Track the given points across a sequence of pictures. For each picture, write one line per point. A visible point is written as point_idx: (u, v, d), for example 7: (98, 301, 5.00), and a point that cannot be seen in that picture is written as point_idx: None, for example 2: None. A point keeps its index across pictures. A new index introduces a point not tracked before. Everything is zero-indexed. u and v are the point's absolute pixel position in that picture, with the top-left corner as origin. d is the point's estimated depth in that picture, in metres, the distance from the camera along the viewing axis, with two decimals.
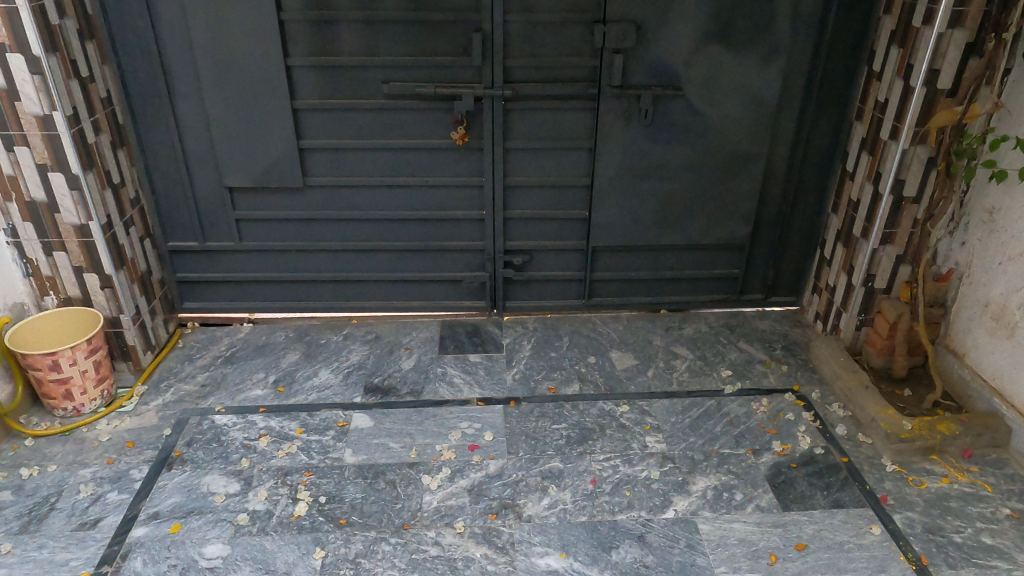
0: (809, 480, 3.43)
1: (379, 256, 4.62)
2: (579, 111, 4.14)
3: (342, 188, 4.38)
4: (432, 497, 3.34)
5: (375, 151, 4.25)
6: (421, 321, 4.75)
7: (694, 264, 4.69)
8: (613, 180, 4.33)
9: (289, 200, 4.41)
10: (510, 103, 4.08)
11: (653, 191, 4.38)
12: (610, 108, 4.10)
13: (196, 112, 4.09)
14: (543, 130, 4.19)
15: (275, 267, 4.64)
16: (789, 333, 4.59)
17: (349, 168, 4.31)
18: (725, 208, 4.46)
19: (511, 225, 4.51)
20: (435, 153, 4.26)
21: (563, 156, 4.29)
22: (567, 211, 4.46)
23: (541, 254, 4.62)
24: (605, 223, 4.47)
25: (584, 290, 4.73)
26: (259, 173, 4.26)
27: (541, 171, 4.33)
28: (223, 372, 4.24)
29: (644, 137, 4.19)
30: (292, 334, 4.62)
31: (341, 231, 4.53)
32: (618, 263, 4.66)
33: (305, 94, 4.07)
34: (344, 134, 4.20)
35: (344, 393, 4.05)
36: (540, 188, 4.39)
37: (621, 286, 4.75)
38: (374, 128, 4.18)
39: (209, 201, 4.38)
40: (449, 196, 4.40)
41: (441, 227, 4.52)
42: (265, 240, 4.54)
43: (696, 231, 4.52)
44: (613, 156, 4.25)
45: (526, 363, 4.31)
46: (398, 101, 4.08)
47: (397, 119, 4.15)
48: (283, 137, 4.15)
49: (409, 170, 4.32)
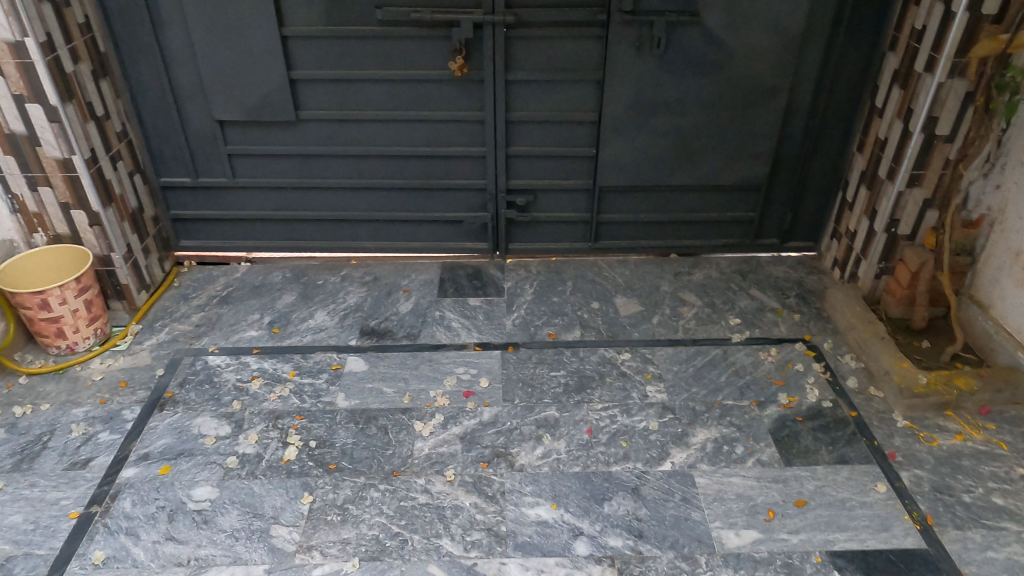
0: (815, 434, 3.30)
1: (377, 195, 4.44)
2: (587, 40, 3.84)
3: (336, 122, 4.17)
4: (423, 444, 3.27)
5: (369, 83, 4.02)
6: (421, 262, 4.61)
7: (707, 207, 4.46)
8: (622, 115, 4.06)
9: (281, 135, 4.22)
10: (512, 31, 3.79)
11: (664, 128, 4.11)
12: (620, 36, 3.79)
13: (181, 40, 3.88)
14: (548, 61, 3.91)
15: (271, 205, 4.50)
16: (804, 280, 4.38)
17: (342, 101, 4.09)
18: (742, 146, 4.19)
19: (514, 163, 4.30)
20: (433, 85, 4.02)
21: (569, 89, 4.02)
22: (573, 149, 4.22)
23: (545, 194, 4.41)
24: (613, 162, 4.23)
25: (590, 232, 4.54)
26: (250, 106, 4.07)
27: (546, 105, 4.07)
28: (218, 313, 4.17)
29: (656, 69, 3.90)
30: (289, 275, 4.51)
31: (337, 169, 4.35)
32: (626, 205, 4.44)
33: (295, 21, 3.82)
34: (337, 64, 3.96)
35: (340, 335, 3.97)
36: (544, 124, 4.14)
37: (629, 228, 4.54)
38: (368, 58, 3.93)
39: (200, 136, 4.21)
40: (448, 132, 4.18)
41: (441, 165, 4.31)
42: (259, 177, 4.38)
43: (710, 171, 4.27)
44: (623, 89, 3.97)
45: (527, 307, 4.17)
46: (393, 29, 3.82)
47: (393, 48, 3.89)
48: (273, 68, 3.93)
49: (406, 103, 4.09)
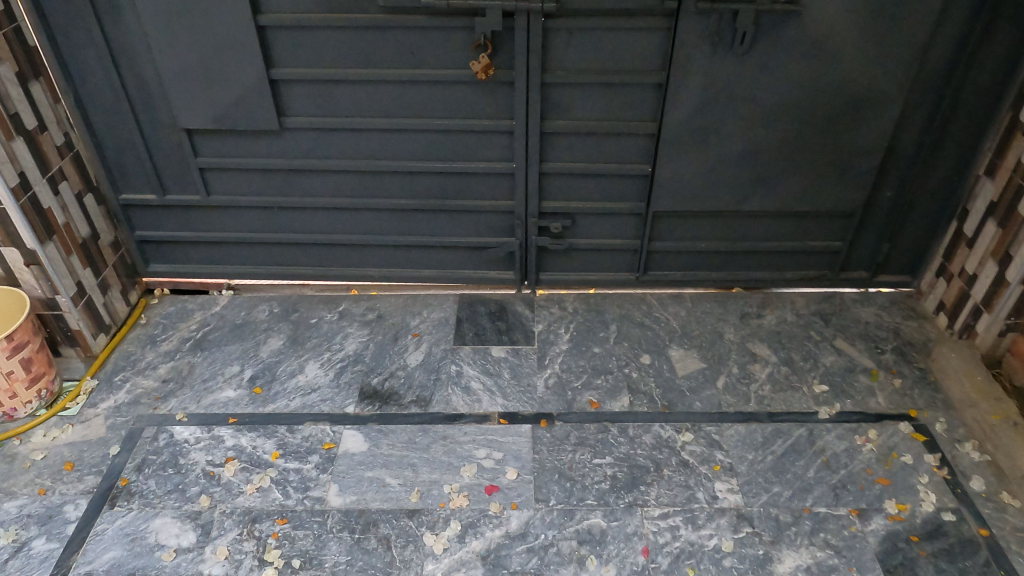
0: (937, 564, 2.56)
1: (381, 216, 3.67)
2: (648, 32, 2.97)
3: (329, 132, 3.36)
4: (435, 566, 2.59)
5: (367, 85, 3.19)
6: (434, 295, 3.85)
7: (783, 235, 3.63)
8: (687, 127, 3.21)
9: (262, 146, 3.42)
10: (552, 21, 2.93)
11: (739, 142, 3.26)
12: (691, 29, 2.91)
13: (132, 30, 3.07)
14: (596, 59, 3.05)
15: (255, 226, 3.74)
16: (901, 328, 3.57)
17: (335, 106, 3.27)
18: (835, 164, 3.34)
19: (548, 182, 3.48)
20: (448, 88, 3.18)
21: (621, 94, 3.16)
22: (622, 166, 3.39)
23: (585, 218, 3.61)
24: (672, 183, 3.40)
25: (638, 262, 3.75)
26: (221, 112, 3.27)
27: (591, 113, 3.23)
28: (190, 363, 3.46)
29: (735, 70, 3.03)
30: (277, 310, 3.78)
31: (331, 186, 3.56)
32: (683, 231, 3.63)
33: (273, 6, 2.99)
34: (328, 60, 3.13)
35: (334, 399, 3.26)
36: (588, 136, 3.30)
37: (685, 258, 3.74)
38: (367, 53, 3.09)
39: (164, 145, 3.44)
40: (467, 144, 3.37)
41: (458, 183, 3.51)
42: (238, 194, 3.61)
43: (792, 194, 3.44)
44: (690, 95, 3.11)
45: (563, 363, 3.43)
46: (397, 18, 2.96)
47: (397, 41, 3.05)
48: (247, 65, 3.12)
49: (415, 110, 3.26)
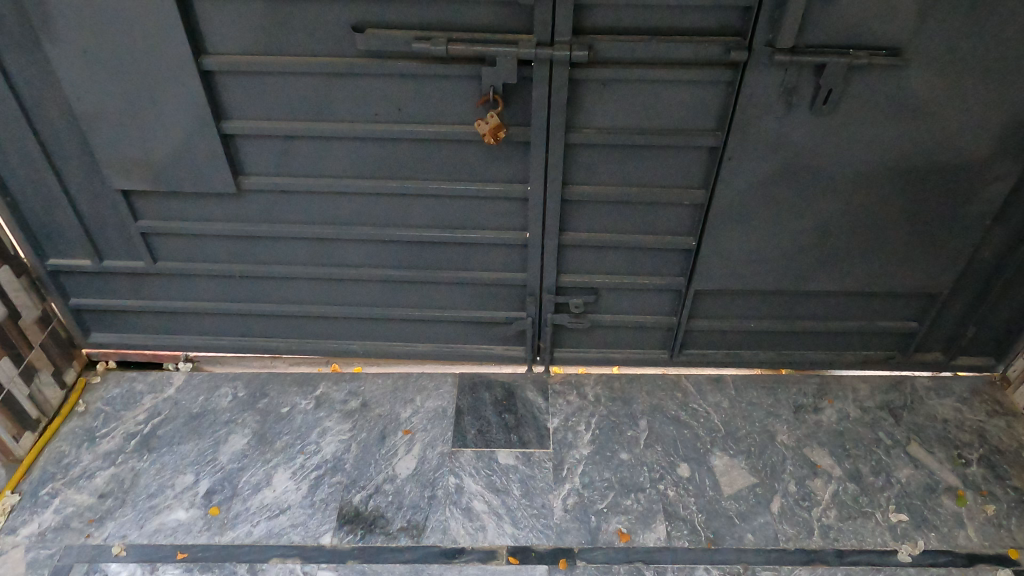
0: None
1: (365, 286, 3.04)
2: (703, 86, 2.32)
3: (299, 194, 2.72)
4: None
5: (345, 141, 2.54)
6: (429, 375, 3.25)
7: (847, 314, 3.03)
8: (744, 199, 2.58)
9: (217, 208, 2.78)
10: (580, 72, 2.28)
11: (807, 215, 2.64)
12: (760, 86, 2.25)
13: (44, 72, 2.42)
14: (635, 118, 2.40)
15: (214, 295, 3.12)
16: (986, 428, 2.99)
17: (306, 165, 2.62)
18: (921, 240, 2.72)
19: (568, 254, 2.86)
20: (446, 147, 2.54)
21: (663, 158, 2.52)
22: (660, 238, 2.76)
23: (612, 293, 2.99)
24: (720, 259, 2.78)
25: (672, 341, 3.14)
26: (163, 171, 2.62)
27: (624, 178, 2.60)
28: (134, 470, 2.86)
29: (811, 134, 2.39)
30: (242, 394, 3.17)
31: (303, 253, 2.93)
32: (729, 309, 3.02)
33: (221, 46, 2.33)
34: (295, 112, 2.47)
35: (307, 525, 2.67)
36: (619, 204, 2.67)
37: (729, 337, 3.14)
38: (344, 104, 2.43)
39: (97, 206, 2.80)
40: (469, 210, 2.73)
41: (458, 253, 2.89)
42: (192, 261, 2.98)
43: (865, 272, 2.82)
44: (751, 162, 2.47)
45: (584, 475, 2.84)
46: (381, 64, 2.30)
47: (381, 92, 2.39)
48: (192, 118, 2.46)
49: (404, 170, 2.62)
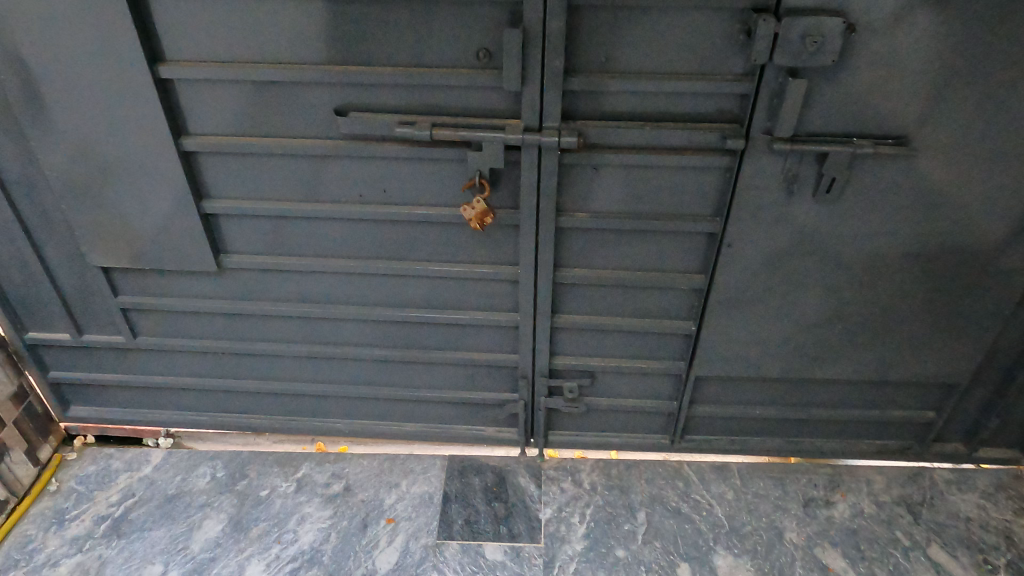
0: None
1: (351, 364, 2.92)
2: (699, 172, 2.22)
3: (282, 273, 2.63)
4: None
5: (328, 221, 2.46)
6: (417, 458, 3.10)
7: (859, 403, 2.85)
8: (745, 285, 2.45)
9: (198, 285, 2.70)
10: (570, 156, 2.19)
11: (812, 302, 2.49)
12: (759, 173, 2.15)
13: (24, 151, 2.38)
14: (629, 202, 2.30)
15: (195, 371, 3.01)
16: (1013, 529, 2.76)
17: (289, 244, 2.54)
18: (937, 329, 2.56)
19: (562, 336, 2.73)
20: (433, 229, 2.45)
21: (659, 242, 2.41)
22: (657, 322, 2.63)
23: (608, 377, 2.85)
24: (721, 345, 2.63)
25: (673, 427, 2.98)
26: (142, 249, 2.55)
27: (618, 262, 2.48)
28: (100, 559, 2.70)
29: (815, 221, 2.27)
30: (221, 475, 3.03)
31: (287, 330, 2.83)
32: (732, 395, 2.86)
33: (202, 127, 2.28)
34: (277, 192, 2.40)
35: None
36: (614, 287, 2.55)
37: (733, 423, 2.97)
38: (327, 185, 2.36)
39: (76, 281, 2.73)
40: (457, 291, 2.63)
41: (446, 333, 2.77)
42: (173, 336, 2.88)
43: (877, 360, 2.66)
44: (752, 249, 2.35)
45: (576, 574, 2.64)
46: (364, 147, 2.23)
47: (365, 174, 2.31)
48: (171, 197, 2.40)
49: (390, 251, 2.53)
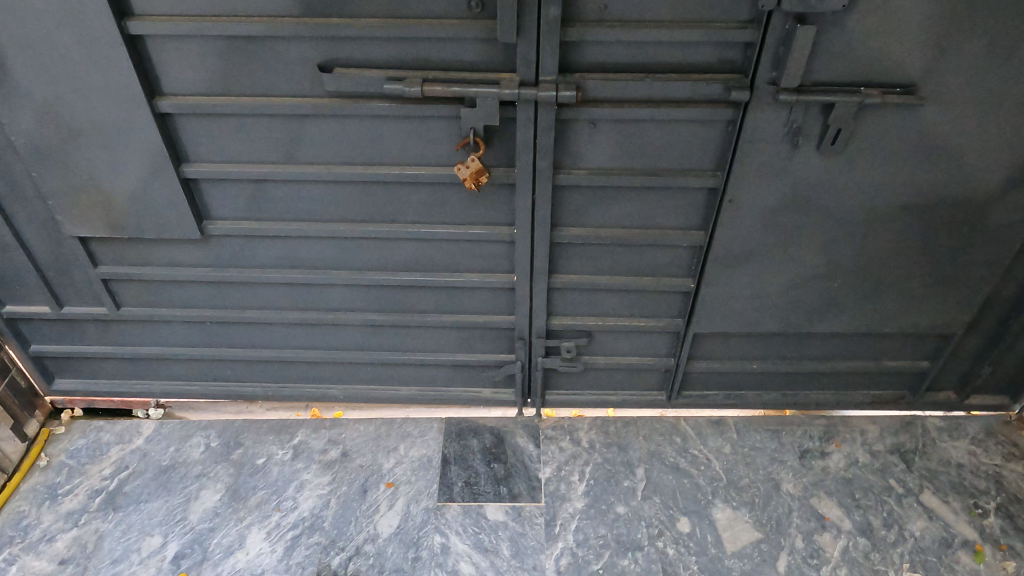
0: None
1: (344, 330, 2.87)
2: (701, 125, 2.14)
3: (269, 238, 2.54)
4: None
5: (316, 184, 2.37)
6: (414, 421, 3.08)
7: (855, 355, 2.86)
8: (746, 242, 2.40)
9: (182, 253, 2.60)
10: (567, 112, 2.10)
11: (813, 256, 2.46)
12: (763, 126, 2.08)
13: None
14: (628, 157, 2.23)
15: (183, 341, 2.94)
16: (1003, 474, 2.82)
17: (275, 208, 2.45)
18: (935, 280, 2.55)
19: (559, 296, 2.68)
20: (425, 190, 2.36)
21: (658, 199, 2.35)
22: (656, 280, 2.59)
23: (605, 336, 2.82)
24: (721, 301, 2.60)
25: (670, 383, 2.97)
26: (120, 217, 2.44)
27: (616, 220, 2.42)
28: (98, 532, 2.67)
29: (818, 175, 2.21)
30: (215, 444, 2.99)
31: (277, 297, 2.75)
32: (729, 350, 2.85)
33: (178, 86, 2.15)
34: (260, 154, 2.29)
35: None
36: (612, 246, 2.50)
37: (729, 378, 2.97)
38: (313, 146, 2.25)
39: (52, 253, 2.61)
40: (451, 252, 2.56)
41: (441, 296, 2.71)
42: (158, 306, 2.80)
43: (874, 313, 2.65)
44: (754, 204, 2.29)
45: (578, 531, 2.66)
46: (351, 106, 2.12)
47: (352, 133, 2.21)
48: (148, 162, 2.28)
49: (381, 213, 2.45)
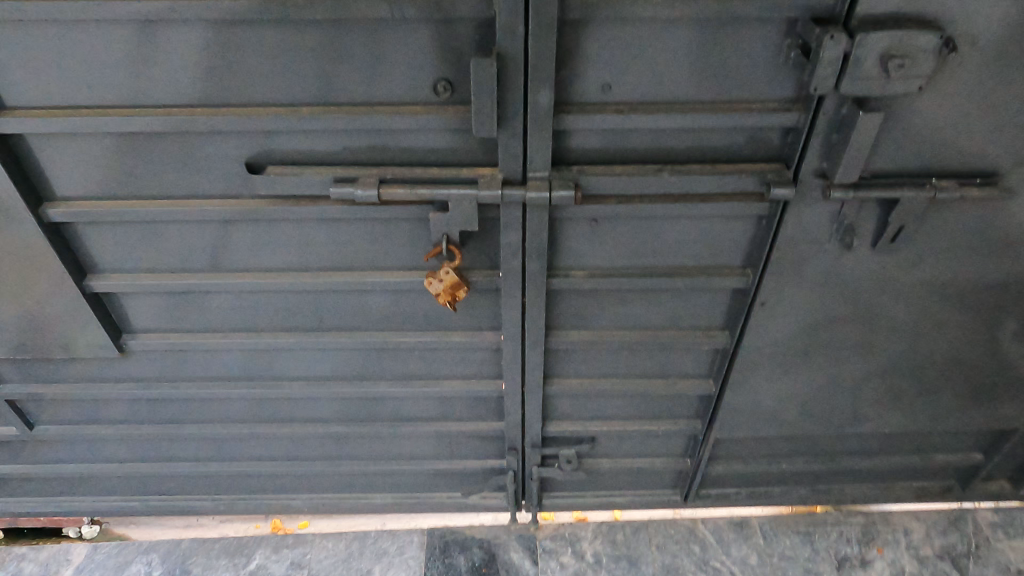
0: None
1: (304, 440, 2.44)
2: (727, 221, 1.74)
3: (204, 351, 2.10)
4: None
5: (256, 292, 1.93)
6: (390, 535, 2.65)
7: (898, 449, 2.48)
8: (780, 345, 2.00)
9: (102, 368, 2.17)
10: (562, 211, 1.69)
11: (858, 357, 2.07)
12: (805, 223, 1.68)
13: None
14: (637, 257, 1.82)
15: (115, 457, 2.50)
16: None
17: (209, 319, 2.01)
18: (999, 376, 2.17)
19: (556, 401, 2.27)
20: (390, 296, 1.94)
21: (674, 299, 1.94)
22: (670, 383, 2.19)
23: (611, 439, 2.41)
24: (747, 405, 2.20)
25: (685, 485, 2.57)
26: (17, 337, 1.99)
27: (623, 322, 2.01)
28: None
29: (870, 273, 1.82)
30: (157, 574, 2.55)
31: (221, 409, 2.31)
32: (754, 450, 2.45)
33: (71, 189, 1.70)
34: (183, 263, 1.85)
35: None
36: (617, 349, 2.08)
37: (754, 477, 2.57)
38: (248, 251, 1.82)
39: None
40: (426, 360, 2.14)
41: (415, 404, 2.29)
42: (80, 423, 2.36)
43: (926, 411, 2.26)
44: (790, 306, 1.89)
45: None
46: (291, 209, 1.69)
47: (296, 238, 1.78)
48: (43, 277, 1.83)
49: (338, 321, 2.02)
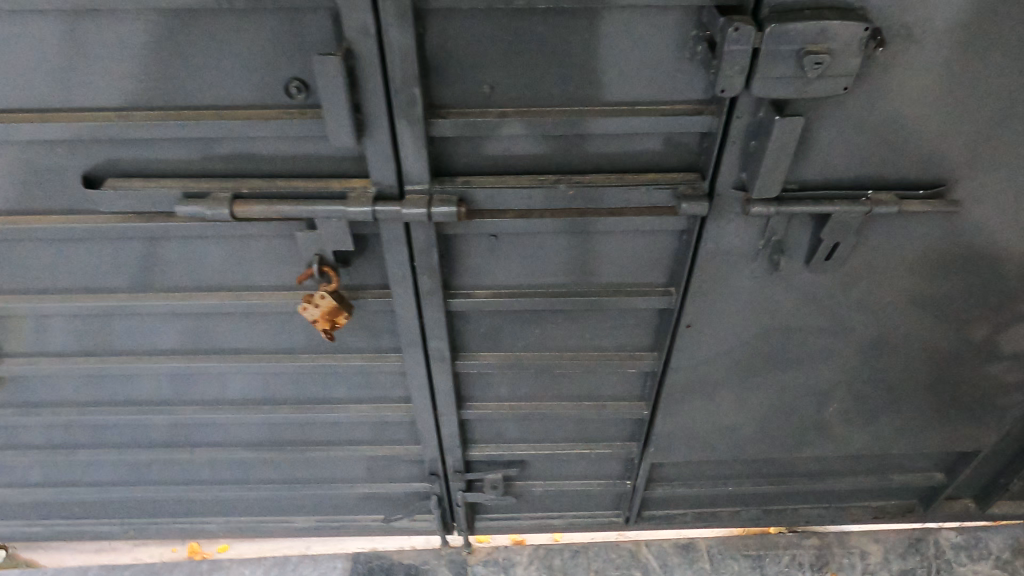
0: None
1: (211, 464, 2.25)
2: (642, 235, 1.53)
3: (82, 376, 1.90)
4: None
5: (126, 315, 1.73)
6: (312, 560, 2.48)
7: (852, 470, 2.30)
8: (712, 368, 1.81)
9: None
10: (451, 226, 1.48)
11: (800, 379, 1.87)
12: (726, 240, 1.48)
13: None
14: (544, 275, 1.62)
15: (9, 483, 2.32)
16: None
17: (81, 342, 1.81)
18: (957, 398, 1.97)
19: (476, 425, 2.08)
20: (276, 318, 1.74)
21: (591, 318, 1.74)
22: (597, 406, 1.99)
23: (541, 462, 2.23)
24: (683, 429, 2.01)
25: (626, 507, 2.40)
26: None
27: (538, 343, 1.81)
28: None
29: (805, 292, 1.62)
30: None
31: (114, 435, 2.13)
32: (696, 472, 2.27)
33: None
34: (38, 285, 1.65)
35: None
36: (535, 371, 1.89)
37: (699, 498, 2.39)
38: (106, 272, 1.61)
39: None
40: (328, 383, 1.94)
41: (324, 428, 2.10)
42: None
43: (879, 433, 2.08)
44: (719, 328, 1.69)
45: None
46: (141, 227, 1.48)
47: (156, 257, 1.57)
48: None
49: (223, 344, 1.82)
